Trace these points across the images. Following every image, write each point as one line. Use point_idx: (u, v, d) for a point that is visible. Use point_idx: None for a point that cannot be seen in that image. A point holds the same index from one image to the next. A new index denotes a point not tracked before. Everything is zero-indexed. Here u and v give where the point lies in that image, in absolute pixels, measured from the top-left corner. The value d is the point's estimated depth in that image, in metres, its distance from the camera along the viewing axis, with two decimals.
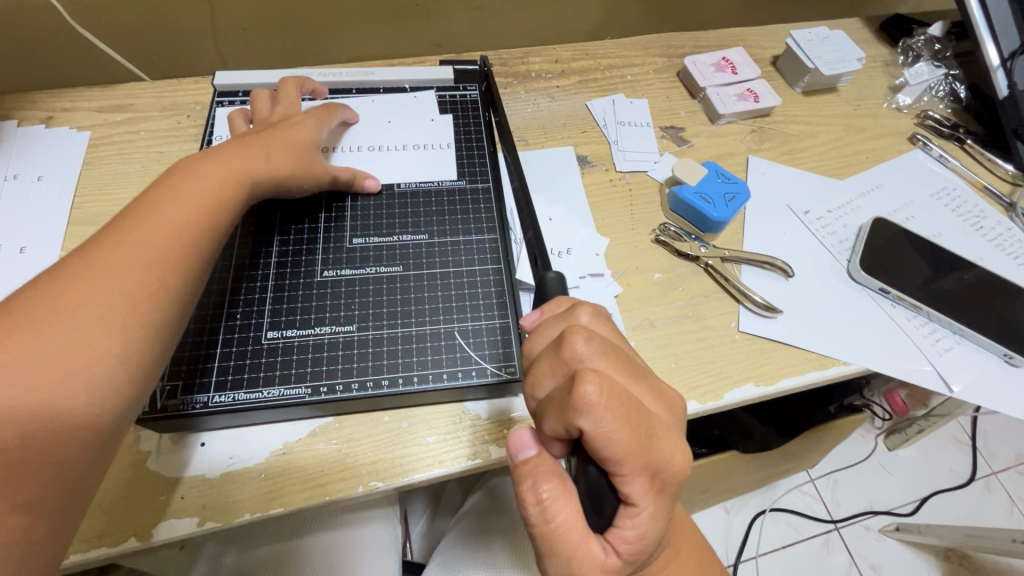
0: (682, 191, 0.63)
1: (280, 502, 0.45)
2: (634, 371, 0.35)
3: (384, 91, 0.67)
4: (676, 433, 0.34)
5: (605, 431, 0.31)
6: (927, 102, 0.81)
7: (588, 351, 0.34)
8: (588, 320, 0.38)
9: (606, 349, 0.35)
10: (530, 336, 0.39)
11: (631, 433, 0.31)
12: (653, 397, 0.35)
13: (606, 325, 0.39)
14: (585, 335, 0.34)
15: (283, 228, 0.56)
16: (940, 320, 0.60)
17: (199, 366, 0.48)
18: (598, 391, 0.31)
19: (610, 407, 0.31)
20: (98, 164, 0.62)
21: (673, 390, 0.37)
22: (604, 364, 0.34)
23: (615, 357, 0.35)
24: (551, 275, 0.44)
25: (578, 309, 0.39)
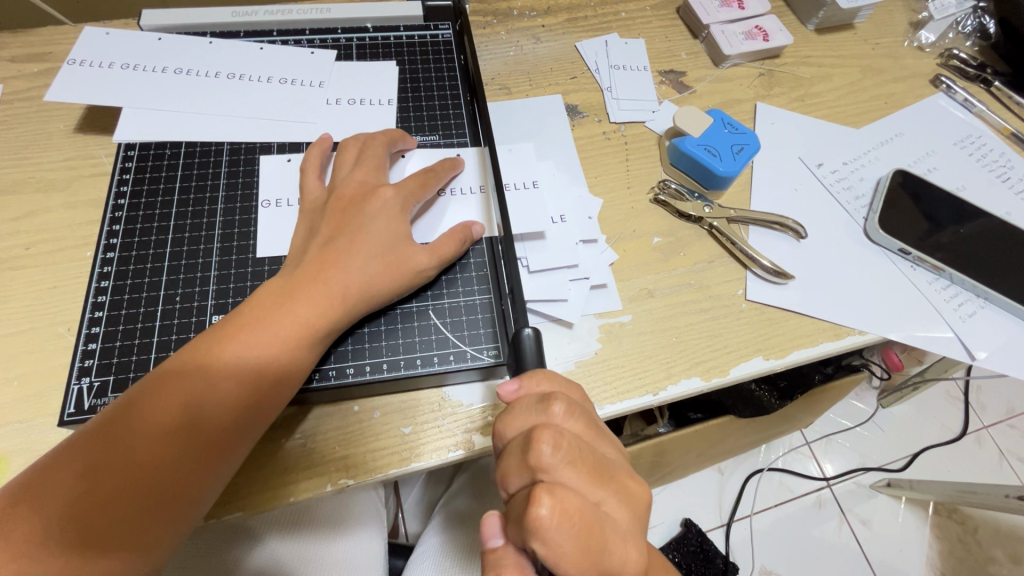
0: (685, 143, 0.56)
1: (238, 506, 0.41)
2: (602, 472, 0.32)
3: (342, 33, 0.58)
4: (635, 539, 0.31)
5: (557, 554, 0.29)
6: (952, 40, 0.73)
7: (553, 458, 0.31)
8: (561, 413, 0.34)
9: (575, 454, 0.31)
10: (505, 417, 0.35)
11: (582, 555, 0.29)
12: (618, 502, 0.32)
13: (579, 417, 0.35)
14: (552, 440, 0.31)
15: (228, 196, 0.48)
16: (963, 282, 0.55)
17: (132, 358, 0.41)
18: (552, 513, 0.28)
19: (563, 528, 0.29)
20: (14, 124, 0.54)
21: (640, 485, 0.34)
22: (571, 474, 0.31)
23: (584, 464, 0.31)
24: (527, 334, 0.37)
25: (551, 401, 0.34)
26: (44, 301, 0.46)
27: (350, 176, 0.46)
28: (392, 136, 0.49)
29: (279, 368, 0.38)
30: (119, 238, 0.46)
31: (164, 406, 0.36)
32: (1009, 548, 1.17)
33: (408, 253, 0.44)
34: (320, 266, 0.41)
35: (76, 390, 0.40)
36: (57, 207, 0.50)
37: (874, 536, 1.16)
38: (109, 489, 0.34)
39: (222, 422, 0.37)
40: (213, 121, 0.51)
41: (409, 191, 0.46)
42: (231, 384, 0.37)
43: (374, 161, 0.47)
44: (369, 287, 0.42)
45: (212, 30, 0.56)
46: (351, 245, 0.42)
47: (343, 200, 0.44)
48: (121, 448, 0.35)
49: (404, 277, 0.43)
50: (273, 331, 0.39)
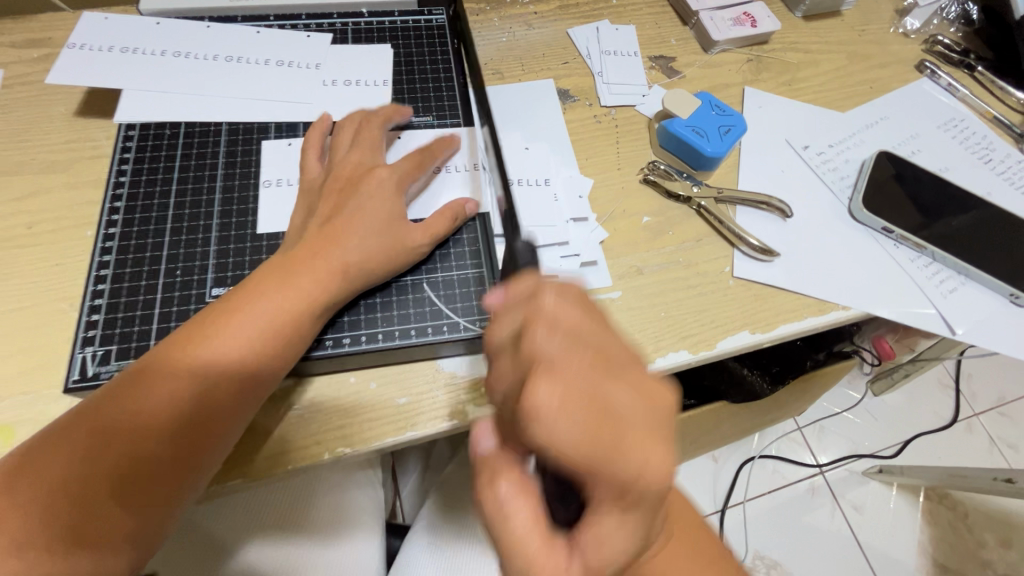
0: (673, 124, 0.57)
1: (238, 473, 0.42)
2: (608, 364, 0.30)
3: (337, 17, 0.59)
4: (657, 435, 0.28)
5: (560, 443, 0.27)
6: (937, 26, 0.75)
7: (550, 347, 0.29)
8: (554, 302, 0.31)
9: (574, 343, 0.30)
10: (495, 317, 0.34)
11: (589, 446, 0.27)
12: (632, 396, 0.29)
13: (578, 309, 0.32)
14: (547, 328, 0.30)
15: (227, 175, 0.49)
16: (945, 259, 0.57)
17: (135, 329, 0.42)
18: (551, 397, 0.27)
19: (565, 416, 0.27)
20: (14, 107, 0.55)
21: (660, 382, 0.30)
22: (569, 361, 0.29)
23: (584, 353, 0.29)
24: (520, 243, 0.39)
25: (541, 291, 0.32)
26: (47, 278, 0.47)
27: (346, 155, 0.47)
28: (387, 113, 0.51)
29: (271, 347, 0.39)
30: (121, 215, 0.47)
31: (153, 394, 0.37)
32: (998, 531, 1.19)
33: (403, 231, 0.45)
34: (319, 243, 0.42)
35: (80, 359, 0.41)
36: (58, 188, 0.51)
37: (866, 520, 1.18)
38: (105, 469, 0.35)
39: (208, 414, 0.37)
40: (212, 103, 0.52)
41: (404, 171, 0.47)
42: (223, 366, 0.38)
43: (370, 141, 0.48)
44: (365, 263, 0.43)
45: (209, 14, 0.57)
46: (349, 221, 0.43)
47: (340, 180, 0.46)
48: (116, 428, 0.35)
49: (399, 253, 0.45)
50: (266, 311, 0.40)
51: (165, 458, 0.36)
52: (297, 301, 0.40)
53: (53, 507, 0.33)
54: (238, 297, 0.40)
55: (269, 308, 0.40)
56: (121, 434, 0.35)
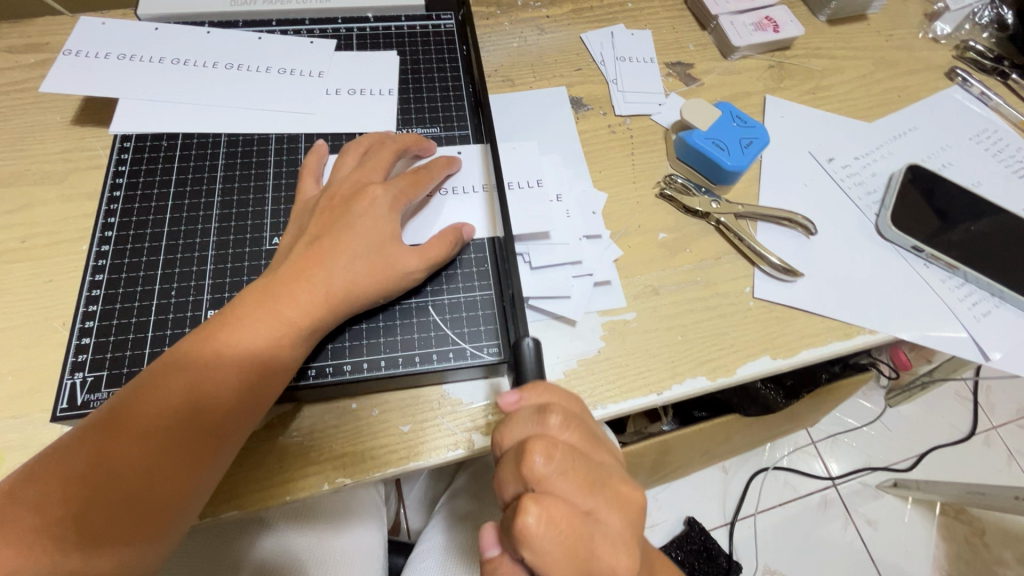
0: (692, 137, 0.55)
1: (234, 504, 0.40)
2: (596, 482, 0.31)
3: (342, 22, 0.57)
4: (625, 542, 0.31)
5: (547, 558, 0.29)
6: (968, 31, 0.71)
7: (548, 470, 0.30)
8: (559, 424, 0.33)
9: (569, 465, 0.31)
10: (501, 426, 0.34)
11: (570, 562, 0.29)
12: (612, 510, 0.31)
13: (577, 431, 0.33)
14: (546, 450, 0.30)
15: (226, 188, 0.47)
16: (978, 281, 0.54)
17: (126, 353, 0.40)
18: (537, 521, 0.28)
19: (551, 537, 0.29)
20: (9, 115, 0.53)
21: (635, 489, 0.33)
22: (563, 484, 0.30)
23: (578, 475, 0.31)
24: (527, 343, 0.37)
25: (550, 413, 0.33)
26: (39, 295, 0.45)
27: (348, 175, 0.45)
28: (406, 142, 0.48)
29: (265, 362, 0.38)
30: (114, 231, 0.45)
31: (157, 396, 0.36)
32: (1017, 549, 1.15)
33: (396, 254, 0.42)
34: (303, 267, 0.40)
35: (69, 385, 0.39)
36: (53, 200, 0.49)
37: (880, 536, 1.14)
38: (93, 495, 0.33)
39: (211, 417, 0.36)
40: (210, 111, 0.50)
41: (399, 189, 0.44)
42: (218, 383, 0.37)
43: (375, 161, 0.46)
44: (357, 290, 0.41)
45: (210, 19, 0.55)
46: (336, 244, 0.41)
47: (335, 199, 0.43)
48: (104, 453, 0.34)
49: (392, 279, 0.42)
50: (263, 325, 0.38)
51: (157, 481, 0.34)
52: (305, 303, 0.39)
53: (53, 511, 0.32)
54: (243, 301, 0.39)
55: (272, 312, 0.38)
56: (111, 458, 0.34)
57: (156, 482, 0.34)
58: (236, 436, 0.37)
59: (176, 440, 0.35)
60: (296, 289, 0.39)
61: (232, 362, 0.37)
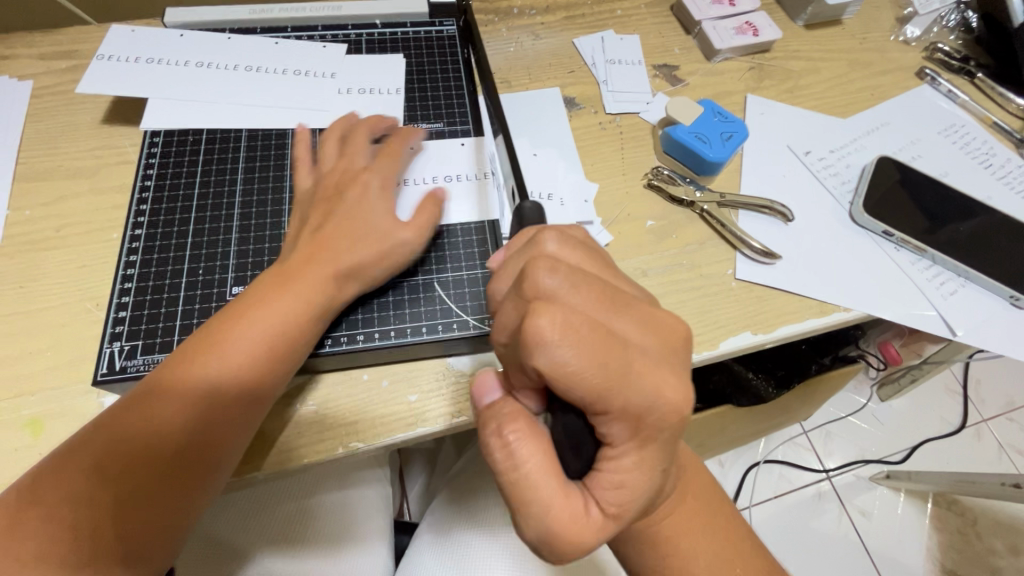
0: (676, 131, 0.59)
1: (257, 466, 0.44)
2: (613, 297, 0.31)
3: (352, 29, 0.61)
4: (661, 363, 0.30)
5: (567, 368, 0.28)
6: (937, 34, 0.76)
7: (556, 281, 0.30)
8: (555, 248, 0.35)
9: (579, 280, 0.31)
10: (501, 269, 0.36)
11: (598, 368, 0.29)
12: (638, 327, 0.31)
13: (578, 253, 0.35)
14: (549, 266, 0.30)
15: (247, 179, 0.51)
16: (944, 263, 0.58)
17: (160, 325, 0.44)
18: (552, 323, 0.28)
19: (567, 340, 0.28)
20: (43, 116, 0.57)
21: (672, 318, 0.32)
22: (577, 296, 0.30)
23: (590, 288, 0.31)
24: (528, 205, 0.40)
25: (544, 239, 0.35)
26: (74, 280, 0.49)
27: (332, 166, 0.49)
28: (369, 124, 0.52)
29: (266, 370, 0.41)
30: (145, 217, 0.49)
31: (163, 410, 0.38)
32: (1008, 537, 1.18)
33: (386, 224, 0.46)
34: (310, 253, 0.44)
35: (107, 354, 0.43)
36: (84, 193, 0.53)
37: (872, 526, 1.17)
38: (105, 498, 0.36)
39: (213, 424, 0.39)
40: (231, 109, 0.54)
41: (383, 172, 0.49)
42: (218, 393, 0.39)
43: (350, 149, 0.50)
44: (356, 262, 0.44)
45: (230, 27, 0.59)
46: (336, 228, 0.45)
47: (326, 189, 0.48)
48: (112, 459, 0.37)
49: (387, 248, 0.45)
50: (260, 335, 0.41)
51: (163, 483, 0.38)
52: (297, 317, 0.42)
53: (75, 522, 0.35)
54: (238, 313, 0.41)
55: (268, 323, 0.41)
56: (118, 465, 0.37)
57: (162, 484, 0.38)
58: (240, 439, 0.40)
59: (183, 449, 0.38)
60: (290, 302, 0.42)
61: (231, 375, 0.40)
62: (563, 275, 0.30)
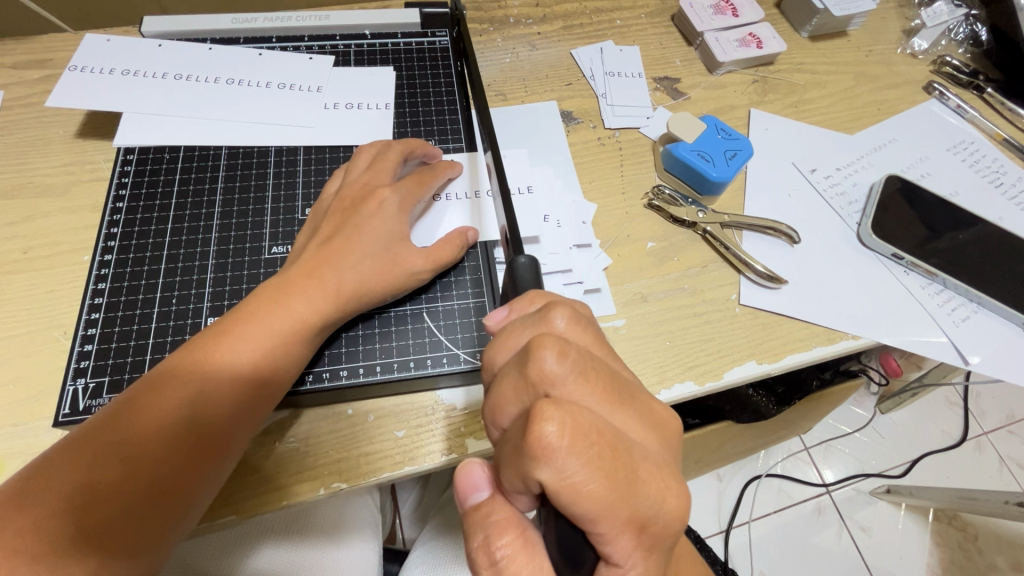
0: (678, 149, 0.57)
1: (231, 510, 0.41)
2: (614, 387, 0.29)
3: (341, 39, 0.58)
4: (667, 468, 0.27)
5: (573, 481, 0.25)
6: (945, 47, 0.74)
7: (561, 369, 0.28)
8: (564, 326, 0.31)
9: (583, 367, 0.28)
10: (502, 342, 0.32)
11: (605, 481, 0.25)
12: (641, 423, 0.29)
13: (586, 331, 0.32)
14: (557, 349, 0.28)
15: (226, 200, 0.49)
16: (956, 287, 0.55)
17: (128, 360, 0.42)
18: (560, 431, 0.25)
19: (576, 449, 0.25)
20: (13, 130, 0.54)
21: (665, 409, 0.30)
22: (579, 386, 0.28)
23: (594, 377, 0.28)
24: (521, 261, 0.36)
25: (551, 313, 0.31)
26: (41, 305, 0.46)
27: (357, 177, 0.46)
28: (411, 145, 0.49)
29: (270, 367, 0.38)
30: (117, 241, 0.46)
31: (159, 402, 0.36)
32: (1010, 554, 1.16)
33: (404, 254, 0.44)
34: (314, 266, 0.41)
35: (72, 391, 0.40)
36: (55, 211, 0.50)
37: (873, 542, 1.15)
38: (95, 489, 0.33)
39: (213, 420, 0.36)
40: (210, 124, 0.51)
41: (407, 192, 0.46)
42: (220, 387, 0.37)
43: (383, 164, 0.47)
44: (363, 289, 0.42)
45: (212, 37, 0.56)
46: (346, 244, 0.42)
47: (345, 201, 0.45)
48: (104, 450, 0.34)
49: (399, 279, 0.43)
50: (264, 332, 0.38)
51: (161, 481, 0.34)
52: (303, 314, 0.40)
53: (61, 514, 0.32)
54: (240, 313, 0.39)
55: (271, 324, 0.39)
56: (111, 468, 0.34)
57: (161, 488, 0.34)
58: (239, 439, 0.38)
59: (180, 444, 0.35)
60: (297, 298, 0.40)
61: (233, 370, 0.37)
62: (571, 364, 0.28)
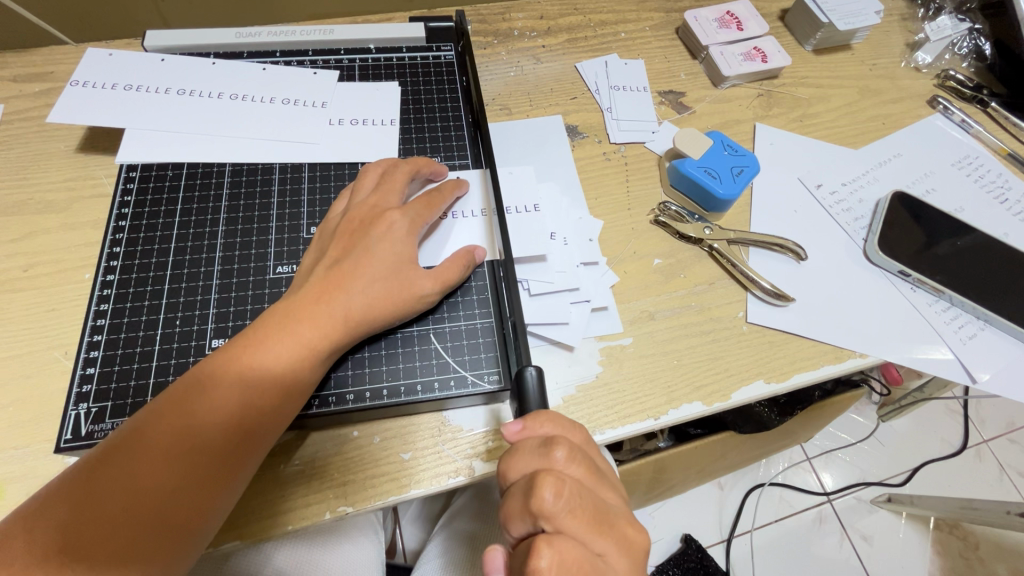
0: (684, 165, 0.56)
1: (235, 535, 0.40)
2: (599, 519, 0.33)
3: (345, 53, 0.58)
4: None
5: None
6: (949, 61, 0.74)
7: (557, 506, 0.31)
8: (563, 459, 0.34)
9: (576, 503, 0.32)
10: (507, 460, 0.35)
11: None
12: (619, 550, 0.33)
13: (584, 462, 0.35)
14: (555, 486, 0.31)
15: (230, 218, 0.48)
16: (963, 304, 0.55)
17: (131, 383, 0.41)
18: (550, 566, 0.29)
19: None
20: (14, 144, 0.54)
21: (639, 534, 0.34)
22: (572, 523, 0.31)
23: (585, 512, 0.32)
24: (530, 373, 0.39)
25: (557, 445, 0.34)
26: (41, 324, 0.46)
27: (366, 199, 0.46)
28: (418, 164, 0.49)
29: (279, 392, 0.38)
30: (119, 260, 0.46)
31: (170, 426, 0.35)
32: (1011, 563, 1.16)
33: (412, 277, 0.43)
34: (323, 290, 0.41)
35: (74, 416, 0.40)
36: (55, 228, 0.50)
37: (875, 551, 1.15)
38: (102, 514, 0.33)
39: (222, 447, 0.36)
40: (214, 139, 0.51)
41: (416, 213, 0.45)
42: (231, 412, 0.36)
43: (392, 184, 0.46)
44: (373, 313, 0.41)
45: (216, 51, 0.56)
46: (355, 268, 0.42)
47: (354, 223, 0.44)
48: (113, 475, 0.33)
49: (407, 302, 0.43)
50: (274, 356, 0.38)
51: (168, 508, 0.34)
52: (315, 339, 0.39)
53: (66, 538, 0.32)
54: (252, 336, 0.39)
55: (282, 349, 0.38)
56: (117, 491, 0.33)
57: (166, 515, 0.34)
58: (248, 466, 0.37)
59: (189, 469, 0.35)
60: (309, 323, 0.39)
61: (244, 396, 0.37)
62: (566, 502, 0.31)
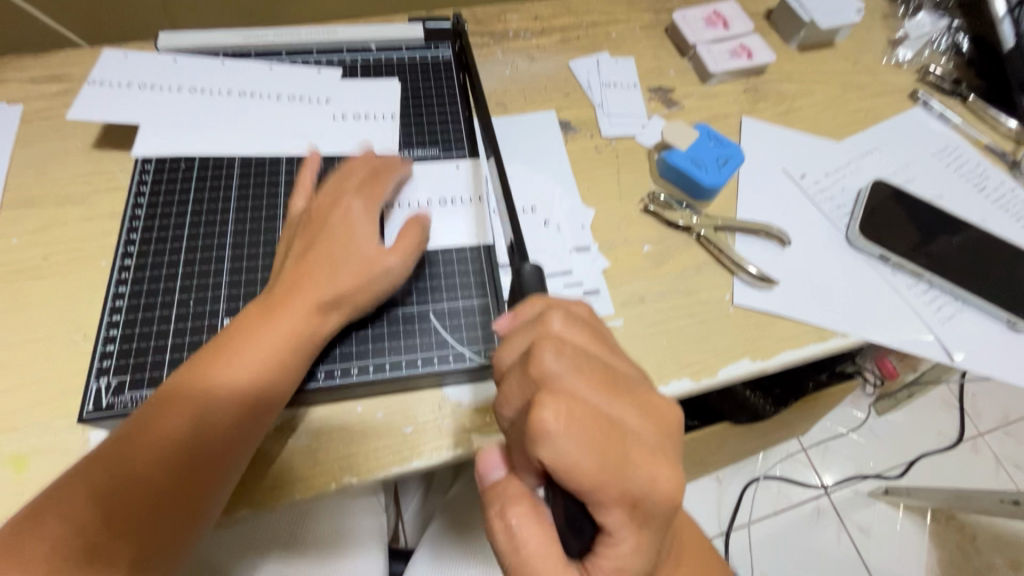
0: (672, 155, 0.59)
1: (246, 503, 0.42)
2: (611, 384, 0.32)
3: (348, 53, 0.61)
4: (660, 455, 0.30)
5: (568, 463, 0.28)
6: (929, 56, 0.77)
7: (557, 366, 0.31)
8: (560, 326, 0.34)
9: (580, 364, 0.31)
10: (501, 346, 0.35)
11: (598, 460, 0.28)
12: (637, 414, 0.31)
13: (583, 331, 0.34)
14: (554, 349, 0.31)
15: (239, 207, 0.51)
16: (942, 286, 0.58)
17: (148, 359, 0.43)
18: (555, 418, 0.28)
19: (570, 433, 0.28)
20: (33, 141, 0.56)
21: (663, 401, 0.33)
22: (577, 380, 0.31)
23: (591, 372, 0.31)
24: (527, 268, 0.40)
25: (552, 316, 0.34)
26: (61, 309, 0.48)
27: (323, 194, 0.48)
28: (369, 156, 0.51)
29: (263, 387, 0.40)
30: (135, 247, 0.48)
31: (161, 427, 0.38)
32: (1007, 553, 1.17)
33: (367, 252, 0.45)
34: (290, 279, 0.43)
35: (95, 390, 0.42)
36: (73, 220, 0.53)
37: (872, 543, 1.16)
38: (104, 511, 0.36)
39: (213, 441, 0.38)
40: (222, 133, 0.53)
41: (371, 198, 0.48)
42: (218, 410, 0.39)
43: (353, 179, 0.49)
44: (342, 288, 0.43)
45: (224, 51, 0.59)
46: (315, 254, 0.44)
47: (312, 215, 0.47)
48: (111, 476, 0.36)
49: (370, 274, 0.44)
50: (257, 353, 0.40)
51: (166, 501, 0.37)
52: (296, 335, 0.42)
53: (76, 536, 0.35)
54: (236, 336, 0.41)
55: (266, 346, 0.41)
56: (113, 489, 0.36)
57: (161, 508, 0.37)
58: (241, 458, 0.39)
59: (181, 465, 0.37)
60: (290, 320, 0.42)
61: (232, 393, 0.39)
62: (566, 361, 0.31)
